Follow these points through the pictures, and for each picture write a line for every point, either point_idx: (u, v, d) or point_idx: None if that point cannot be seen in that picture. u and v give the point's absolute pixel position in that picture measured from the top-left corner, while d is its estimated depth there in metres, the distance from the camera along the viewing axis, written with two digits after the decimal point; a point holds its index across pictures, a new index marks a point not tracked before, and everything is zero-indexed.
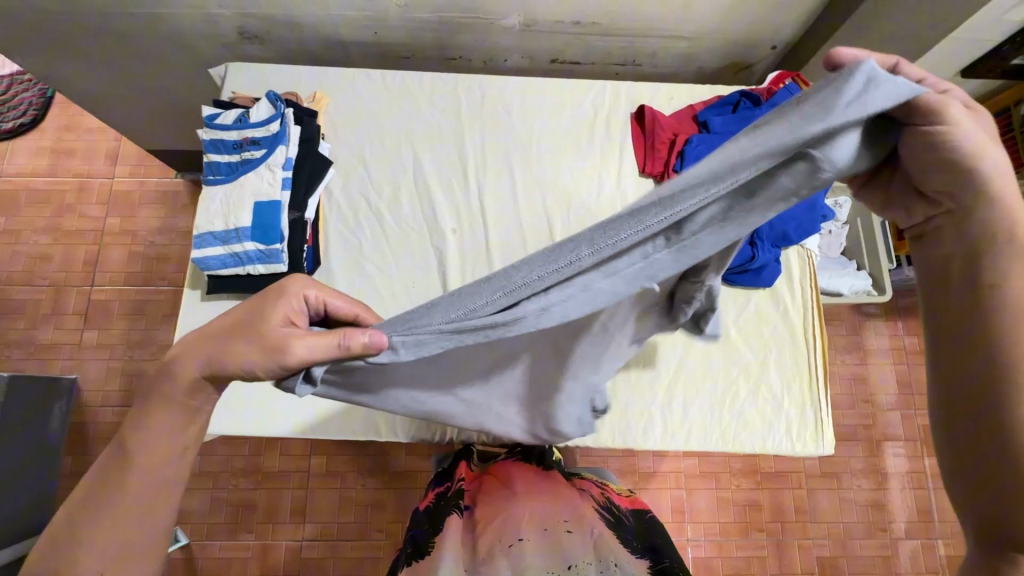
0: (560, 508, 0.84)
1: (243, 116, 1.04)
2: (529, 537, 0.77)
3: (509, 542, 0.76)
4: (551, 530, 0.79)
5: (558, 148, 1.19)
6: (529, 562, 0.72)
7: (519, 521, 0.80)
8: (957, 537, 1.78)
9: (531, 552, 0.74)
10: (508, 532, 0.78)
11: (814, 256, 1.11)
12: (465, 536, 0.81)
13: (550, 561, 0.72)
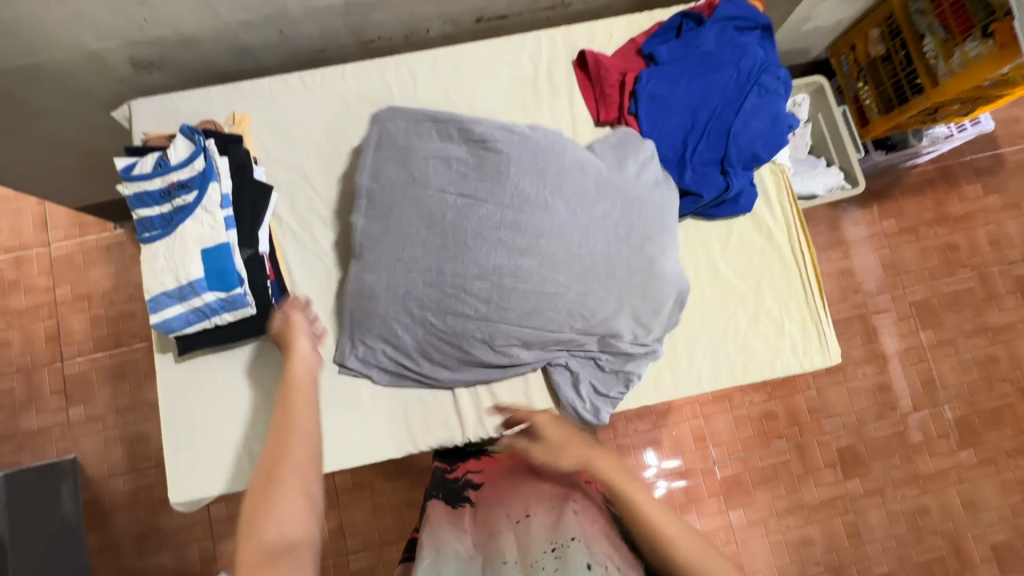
0: (571, 487, 0.83)
1: (162, 159, 0.94)
2: (533, 513, 0.80)
3: (517, 519, 0.80)
4: (558, 505, 0.80)
5: (509, 114, 1.09)
6: (531, 538, 0.75)
7: (525, 499, 0.83)
8: (961, 398, 1.87)
9: (538, 531, 0.76)
10: (514, 514, 0.81)
11: (786, 169, 1.08)
12: (466, 523, 0.86)
13: (550, 535, 0.74)
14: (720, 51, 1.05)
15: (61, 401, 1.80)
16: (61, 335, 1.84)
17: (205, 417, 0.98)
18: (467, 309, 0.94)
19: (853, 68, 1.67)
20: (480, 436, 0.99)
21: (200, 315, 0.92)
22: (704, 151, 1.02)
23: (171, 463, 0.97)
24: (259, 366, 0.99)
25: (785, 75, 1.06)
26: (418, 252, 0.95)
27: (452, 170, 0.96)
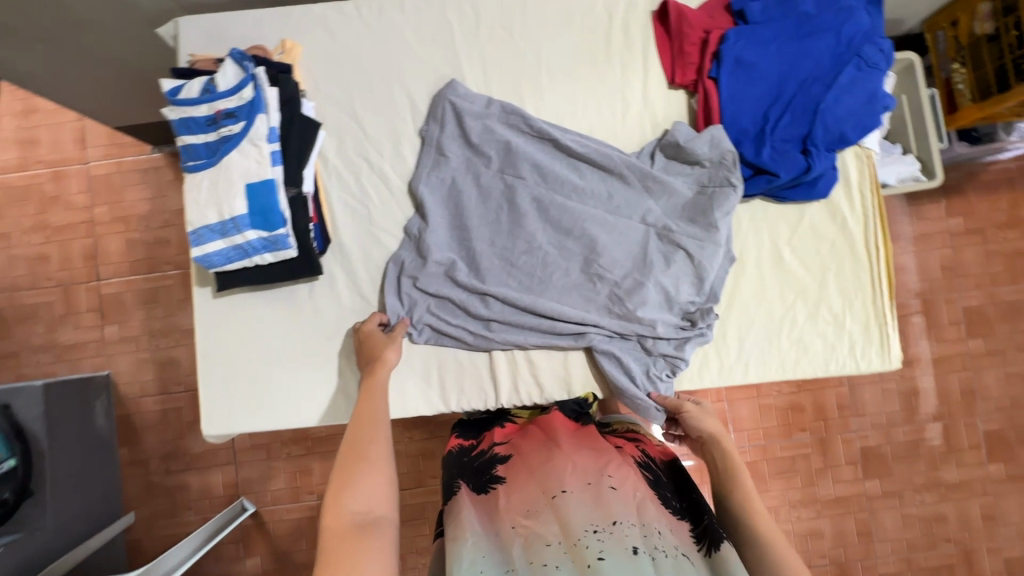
0: (603, 460, 0.80)
1: (209, 84, 0.89)
2: (571, 489, 0.74)
3: (554, 493, 0.74)
4: (595, 483, 0.75)
5: (576, 67, 1.00)
6: (572, 516, 0.71)
7: (560, 473, 0.77)
8: (1000, 411, 1.80)
9: (578, 508, 0.72)
10: (548, 489, 0.75)
11: (873, 154, 0.98)
12: (498, 506, 0.77)
13: (594, 515, 0.70)
14: (820, 14, 0.94)
15: (96, 318, 1.85)
16: (98, 255, 1.86)
17: (241, 354, 0.97)
18: (500, 285, 0.95)
19: (951, 47, 1.51)
20: (513, 404, 0.97)
21: (241, 253, 0.89)
22: (785, 126, 0.93)
23: (205, 395, 0.97)
24: (296, 312, 0.98)
25: (890, 48, 0.95)
26: (458, 227, 0.97)
27: (501, 149, 0.96)
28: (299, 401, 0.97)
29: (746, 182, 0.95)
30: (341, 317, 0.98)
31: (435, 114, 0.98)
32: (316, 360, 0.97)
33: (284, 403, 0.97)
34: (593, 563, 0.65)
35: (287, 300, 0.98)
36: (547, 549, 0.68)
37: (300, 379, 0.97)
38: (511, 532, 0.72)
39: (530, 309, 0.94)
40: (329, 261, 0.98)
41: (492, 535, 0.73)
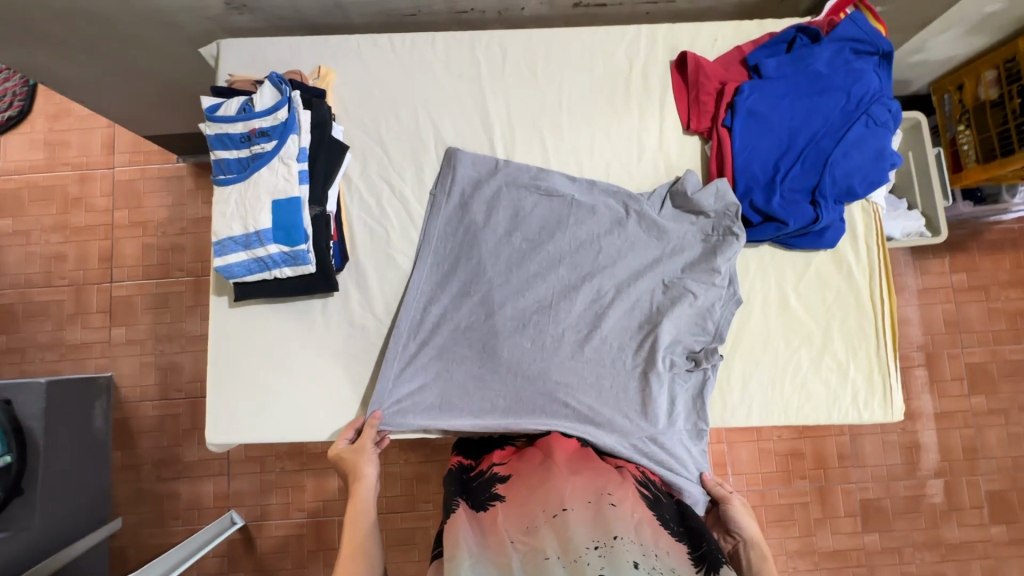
0: (602, 480, 0.81)
1: (246, 104, 0.93)
2: (570, 509, 0.75)
3: (553, 511, 0.74)
4: (595, 502, 0.76)
5: (595, 109, 1.05)
6: (572, 533, 0.71)
7: (559, 491, 0.77)
8: (1003, 471, 1.78)
9: (578, 527, 0.72)
10: (548, 506, 0.75)
11: (879, 208, 1.01)
12: (496, 521, 0.76)
13: (594, 533, 0.71)
14: (832, 74, 0.98)
15: (106, 319, 1.87)
16: (114, 257, 1.89)
17: (252, 365, 0.99)
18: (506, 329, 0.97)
19: (956, 109, 1.56)
20: (515, 432, 0.98)
21: (262, 266, 0.91)
22: (795, 177, 0.96)
23: (212, 402, 0.98)
24: (310, 327, 0.99)
25: (898, 109, 0.99)
26: (466, 270, 1.00)
27: (508, 196, 1.00)
28: (306, 415, 0.98)
29: (755, 228, 0.98)
30: (353, 334, 1.00)
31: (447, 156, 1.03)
32: (326, 376, 0.99)
33: (290, 417, 0.98)
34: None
35: (301, 314, 1.00)
36: (546, 563, 0.69)
37: (308, 394, 0.98)
38: (508, 546, 0.72)
39: (536, 354, 0.96)
40: (345, 278, 1.01)
41: (489, 553, 0.71)
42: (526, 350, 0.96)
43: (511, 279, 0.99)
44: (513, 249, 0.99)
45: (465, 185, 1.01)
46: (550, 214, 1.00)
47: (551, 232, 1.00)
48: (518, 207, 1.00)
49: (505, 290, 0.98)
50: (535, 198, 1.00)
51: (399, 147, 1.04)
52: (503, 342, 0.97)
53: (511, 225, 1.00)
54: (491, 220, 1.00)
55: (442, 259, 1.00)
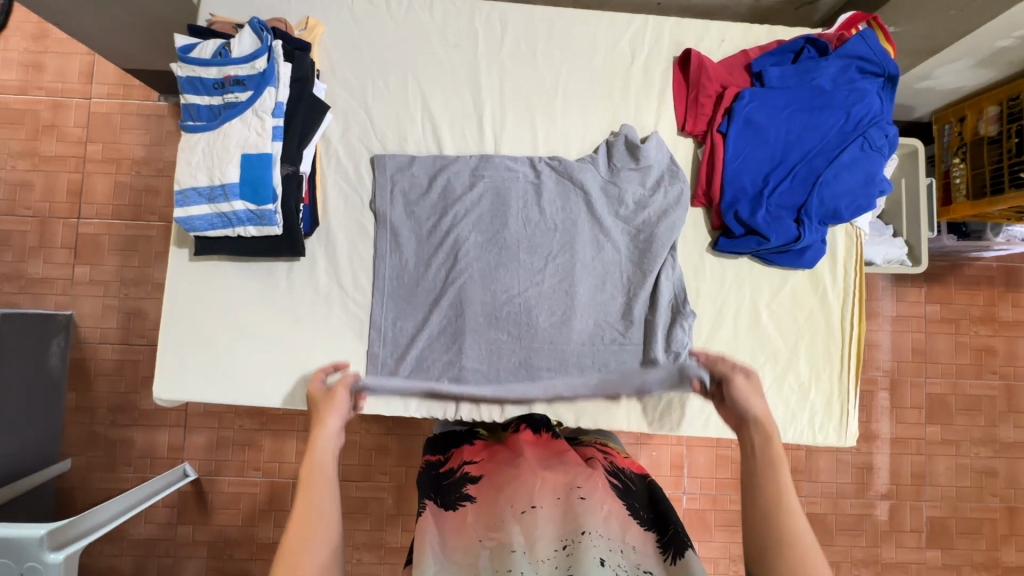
0: (572, 471, 0.79)
1: (223, 48, 0.87)
2: (541, 505, 0.74)
3: (521, 509, 0.74)
4: (564, 498, 0.75)
5: (591, 99, 1.01)
6: (539, 533, 0.71)
7: (529, 487, 0.76)
8: (946, 499, 1.83)
9: (545, 527, 0.72)
10: (516, 503, 0.75)
11: (862, 234, 1.00)
12: (465, 523, 0.75)
13: (562, 532, 0.71)
14: (834, 91, 0.96)
15: (70, 256, 1.80)
16: (83, 192, 1.82)
17: (209, 323, 0.95)
18: (470, 336, 0.96)
19: (954, 141, 1.55)
20: (473, 418, 0.97)
21: (225, 222, 0.87)
22: (783, 194, 0.95)
23: (163, 357, 0.95)
24: (272, 289, 0.96)
25: (895, 135, 0.97)
26: (427, 271, 0.97)
27: (464, 199, 0.98)
28: (258, 381, 0.95)
29: (736, 241, 0.96)
30: (315, 303, 0.97)
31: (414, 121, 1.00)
32: (283, 342, 0.96)
33: (243, 380, 0.95)
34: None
35: (264, 276, 0.96)
36: (511, 556, 0.68)
37: (263, 359, 0.95)
38: (477, 546, 0.72)
39: (501, 359, 0.96)
40: (311, 243, 0.97)
41: (457, 555, 0.71)
42: (488, 352, 0.96)
43: (474, 286, 0.97)
44: (471, 258, 0.97)
45: (421, 172, 0.98)
46: (506, 228, 0.98)
47: (507, 253, 0.97)
48: (476, 216, 0.98)
49: (465, 298, 0.96)
50: (493, 213, 0.98)
51: (382, 113, 0.99)
52: (465, 346, 0.96)
53: (470, 232, 0.97)
54: (451, 212, 0.97)
55: (403, 259, 0.97)
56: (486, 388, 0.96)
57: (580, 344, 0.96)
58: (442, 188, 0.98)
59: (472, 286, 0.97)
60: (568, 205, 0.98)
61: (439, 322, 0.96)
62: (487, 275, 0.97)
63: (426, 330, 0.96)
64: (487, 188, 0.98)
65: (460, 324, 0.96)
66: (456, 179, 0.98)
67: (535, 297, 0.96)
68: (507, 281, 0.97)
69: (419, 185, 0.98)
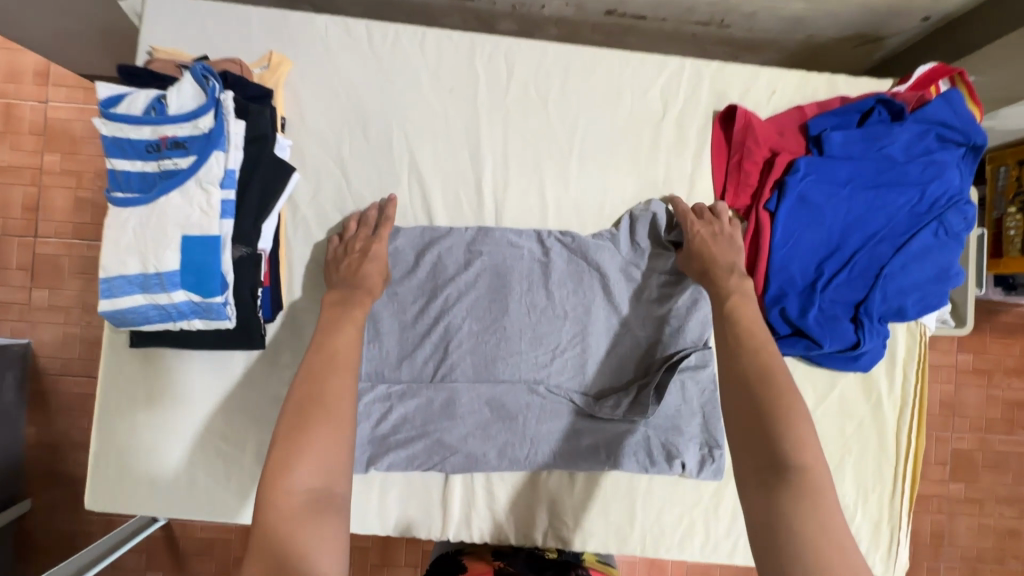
0: None
1: (159, 100, 0.70)
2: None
3: None
4: None
5: (613, 161, 0.84)
6: None
7: None
8: (965, 560, 1.72)
9: None
10: None
11: (927, 331, 0.85)
12: None
13: None
14: (908, 164, 0.79)
15: (26, 278, 1.64)
16: (41, 208, 1.64)
17: (151, 420, 0.80)
18: (458, 443, 0.80)
19: (1010, 187, 1.38)
20: (461, 539, 0.82)
21: (163, 315, 0.71)
22: (840, 288, 0.79)
23: (95, 461, 0.80)
24: (225, 383, 0.81)
25: (975, 217, 0.81)
26: (410, 361, 0.82)
27: (457, 278, 0.82)
28: (210, 491, 0.81)
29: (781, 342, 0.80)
30: (276, 399, 0.81)
31: (400, 181, 0.83)
32: (239, 446, 0.81)
33: (191, 490, 0.81)
34: None
35: (215, 368, 0.81)
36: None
37: (215, 465, 0.81)
38: None
39: (494, 469, 0.81)
40: (272, 328, 0.81)
41: None
42: (479, 465, 0.80)
43: (464, 382, 0.81)
44: (462, 348, 0.81)
45: (406, 244, 0.82)
46: (507, 313, 0.82)
47: (505, 344, 0.82)
48: (472, 298, 0.82)
49: (455, 396, 0.81)
50: (492, 296, 0.82)
51: (360, 174, 0.82)
52: (452, 457, 0.80)
53: (464, 317, 0.82)
54: (440, 292, 0.82)
55: (382, 347, 0.81)
56: (474, 499, 0.82)
57: (588, 455, 0.81)
58: (431, 265, 0.82)
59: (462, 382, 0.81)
60: (578, 289, 0.83)
61: (421, 424, 0.81)
62: (481, 369, 0.81)
63: (406, 434, 0.80)
64: (486, 266, 0.82)
65: (447, 430, 0.80)
66: (446, 254, 0.82)
67: (539, 397, 0.81)
68: (504, 377, 0.81)
69: (404, 260, 0.82)
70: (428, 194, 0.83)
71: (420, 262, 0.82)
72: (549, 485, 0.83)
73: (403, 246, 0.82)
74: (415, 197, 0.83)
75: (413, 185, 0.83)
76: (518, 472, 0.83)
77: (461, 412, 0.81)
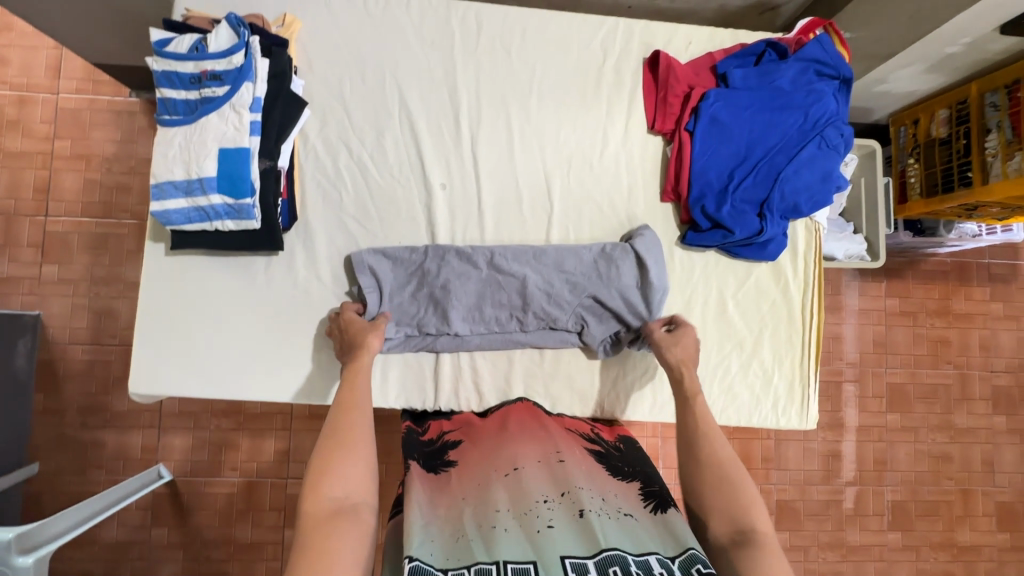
0: (554, 439, 0.82)
1: (199, 43, 0.88)
2: (523, 467, 0.77)
3: (505, 471, 0.77)
4: (544, 460, 0.78)
5: (564, 97, 1.04)
6: (524, 488, 0.73)
7: (512, 453, 0.79)
8: (906, 484, 1.92)
9: (530, 483, 0.74)
10: (500, 467, 0.78)
11: (821, 228, 1.06)
12: (450, 483, 0.78)
13: (545, 487, 0.73)
14: (794, 92, 1.01)
15: (36, 255, 1.75)
16: (51, 191, 1.77)
17: (186, 316, 0.95)
18: (447, 325, 0.97)
19: (909, 143, 1.63)
20: (450, 409, 0.99)
21: (202, 216, 0.88)
22: (747, 189, 0.99)
23: (139, 353, 0.94)
24: (250, 284, 0.97)
25: (849, 134, 1.03)
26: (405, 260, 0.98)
27: (443, 192, 1.01)
28: (237, 375, 0.96)
29: (704, 234, 1.01)
30: (293, 296, 0.97)
31: (392, 117, 1.01)
32: (263, 336, 0.96)
33: (220, 376, 0.95)
34: (543, 529, 0.67)
35: (240, 271, 0.97)
36: (496, 515, 0.70)
37: (242, 353, 0.96)
38: (461, 502, 0.74)
39: (478, 345, 0.99)
40: (288, 237, 0.98)
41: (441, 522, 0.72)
42: (466, 340, 0.98)
43: (449, 275, 0.97)
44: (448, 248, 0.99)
45: (400, 166, 1.01)
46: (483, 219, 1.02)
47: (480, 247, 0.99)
48: (455, 207, 1.02)
49: (442, 287, 0.97)
50: (472, 206, 1.02)
51: (359, 111, 1.01)
52: (443, 335, 0.98)
53: (448, 223, 1.01)
54: (430, 203, 1.01)
55: (382, 249, 0.98)
56: (462, 372, 0.99)
57: (554, 331, 0.99)
58: (419, 182, 1.01)
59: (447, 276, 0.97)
60: (542, 203, 1.03)
61: (416, 310, 0.97)
62: (463, 266, 0.98)
63: (404, 319, 0.97)
64: (465, 182, 1.02)
65: (437, 313, 0.97)
66: (430, 171, 1.01)
67: (512, 286, 0.98)
68: (483, 271, 0.98)
69: (398, 179, 1.01)
70: (415, 125, 1.01)
71: (412, 179, 1.01)
72: (523, 361, 1.00)
73: (397, 167, 1.01)
74: (404, 128, 1.02)
75: (402, 119, 1.01)
76: (497, 351, 1.00)
77: (448, 301, 0.97)
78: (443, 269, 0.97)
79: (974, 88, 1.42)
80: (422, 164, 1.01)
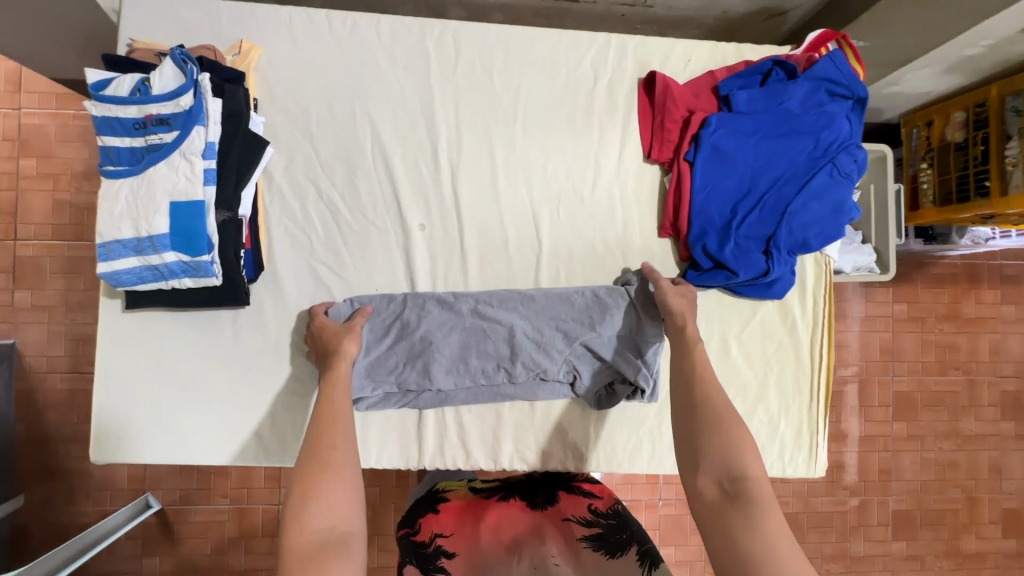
0: (544, 543, 0.81)
1: (143, 83, 0.79)
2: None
3: None
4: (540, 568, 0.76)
5: (551, 124, 0.95)
6: None
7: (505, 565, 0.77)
8: (911, 493, 1.88)
9: None
10: None
11: (831, 261, 0.98)
12: None
13: None
14: (803, 115, 0.92)
15: (7, 281, 1.62)
16: (17, 213, 1.63)
17: (148, 378, 0.89)
18: (430, 379, 0.90)
19: (922, 146, 1.54)
20: (435, 467, 0.93)
21: (156, 275, 0.81)
22: (752, 224, 0.91)
23: (99, 419, 0.88)
24: (215, 341, 0.90)
25: (864, 159, 0.94)
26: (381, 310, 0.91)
27: (422, 233, 0.93)
28: (207, 439, 0.89)
29: (705, 274, 0.93)
30: (262, 352, 0.90)
31: (363, 152, 0.93)
32: (232, 396, 0.90)
33: (188, 441, 0.89)
34: None
35: (204, 328, 0.89)
36: None
37: (210, 415, 0.89)
38: None
39: (463, 400, 0.92)
40: (256, 288, 0.90)
41: None
42: (452, 395, 0.92)
43: (431, 326, 0.91)
44: (429, 295, 0.92)
45: (373, 205, 0.93)
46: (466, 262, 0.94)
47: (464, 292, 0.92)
48: (435, 250, 0.94)
49: (423, 339, 0.90)
50: (453, 248, 0.94)
51: (327, 146, 0.92)
52: (426, 390, 0.91)
53: (428, 268, 0.94)
54: (408, 246, 0.93)
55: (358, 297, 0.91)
56: (446, 427, 0.93)
57: (545, 383, 0.92)
58: (396, 223, 0.93)
59: (428, 326, 0.90)
60: (529, 241, 0.95)
61: (395, 364, 0.91)
62: (445, 315, 0.91)
63: (382, 374, 0.90)
64: (446, 222, 0.94)
65: (418, 367, 0.90)
66: (409, 211, 0.93)
67: (498, 335, 0.91)
68: (467, 321, 0.91)
69: (372, 220, 0.93)
70: (389, 161, 0.93)
71: (387, 221, 0.93)
72: (511, 414, 0.94)
73: (371, 208, 0.93)
74: (377, 165, 0.93)
75: (376, 154, 0.93)
76: (484, 404, 0.93)
77: (430, 354, 0.90)
78: (424, 319, 0.90)
79: (995, 90, 1.31)
80: (397, 203, 0.93)
